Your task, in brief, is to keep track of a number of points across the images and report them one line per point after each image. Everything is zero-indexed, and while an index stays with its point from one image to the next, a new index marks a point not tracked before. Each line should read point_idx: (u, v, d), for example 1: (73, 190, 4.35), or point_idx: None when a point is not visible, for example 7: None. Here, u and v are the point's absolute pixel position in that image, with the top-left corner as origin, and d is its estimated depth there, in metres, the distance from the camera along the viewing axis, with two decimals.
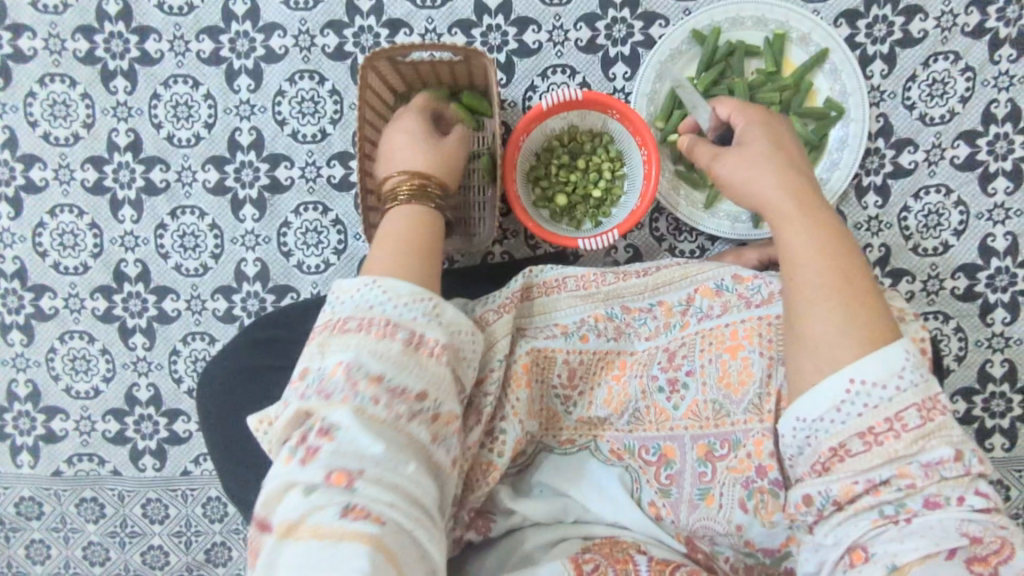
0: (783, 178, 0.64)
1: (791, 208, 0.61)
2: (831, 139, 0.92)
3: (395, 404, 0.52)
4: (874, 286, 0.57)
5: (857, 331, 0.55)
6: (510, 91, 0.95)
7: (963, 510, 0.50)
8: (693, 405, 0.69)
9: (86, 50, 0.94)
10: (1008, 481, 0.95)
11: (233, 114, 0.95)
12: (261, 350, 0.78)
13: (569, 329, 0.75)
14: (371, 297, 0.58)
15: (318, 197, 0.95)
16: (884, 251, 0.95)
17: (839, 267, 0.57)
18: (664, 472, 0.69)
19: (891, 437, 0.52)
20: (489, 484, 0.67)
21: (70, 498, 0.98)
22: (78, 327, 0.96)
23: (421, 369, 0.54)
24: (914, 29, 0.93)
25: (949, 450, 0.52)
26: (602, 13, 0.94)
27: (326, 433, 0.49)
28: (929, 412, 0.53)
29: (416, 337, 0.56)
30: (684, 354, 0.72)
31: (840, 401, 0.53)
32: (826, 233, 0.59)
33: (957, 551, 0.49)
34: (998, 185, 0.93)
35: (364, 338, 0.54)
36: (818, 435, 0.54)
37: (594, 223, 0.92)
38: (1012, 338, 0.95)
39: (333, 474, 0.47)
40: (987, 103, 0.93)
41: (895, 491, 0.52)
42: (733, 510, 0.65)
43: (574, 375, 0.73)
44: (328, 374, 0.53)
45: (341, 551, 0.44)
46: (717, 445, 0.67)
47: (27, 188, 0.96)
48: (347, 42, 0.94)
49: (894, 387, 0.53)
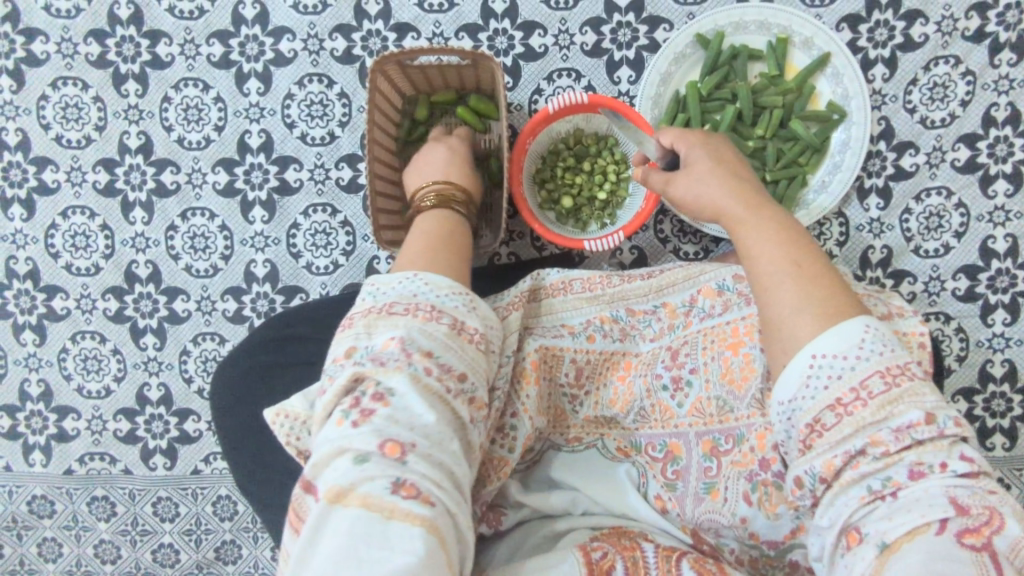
0: (727, 185, 0.68)
1: (739, 211, 0.66)
2: (833, 142, 0.93)
3: (445, 378, 0.53)
4: (828, 266, 0.61)
5: (813, 309, 0.58)
6: (516, 94, 0.97)
7: (947, 476, 0.52)
8: (697, 402, 0.71)
9: (98, 53, 0.96)
10: (1009, 480, 0.96)
11: (243, 117, 0.96)
12: (282, 347, 0.79)
13: (576, 329, 0.77)
14: (413, 288, 0.59)
15: (327, 199, 0.96)
16: (886, 253, 0.96)
17: (790, 254, 0.61)
18: (670, 468, 0.71)
19: (860, 407, 0.54)
20: (500, 479, 0.68)
21: (82, 497, 0.99)
22: (90, 328, 0.98)
23: (462, 351, 0.56)
24: (915, 34, 0.94)
25: (919, 413, 0.54)
26: (607, 17, 0.95)
27: (380, 398, 0.50)
28: (894, 377, 0.55)
29: (458, 324, 0.58)
30: (687, 352, 0.73)
31: (807, 376, 0.56)
32: (773, 226, 0.63)
33: (948, 523, 0.50)
34: (999, 188, 0.94)
35: (412, 319, 0.56)
36: (795, 413, 0.57)
37: (600, 225, 0.94)
38: (1013, 339, 0.96)
39: (387, 443, 0.48)
40: (988, 107, 0.94)
41: (873, 461, 0.54)
42: (737, 503, 0.66)
43: (581, 374, 0.75)
44: (380, 347, 0.54)
45: (393, 527, 0.45)
46: (721, 441, 0.69)
47: (40, 190, 0.97)
48: (355, 46, 0.95)
49: (855, 356, 0.55)
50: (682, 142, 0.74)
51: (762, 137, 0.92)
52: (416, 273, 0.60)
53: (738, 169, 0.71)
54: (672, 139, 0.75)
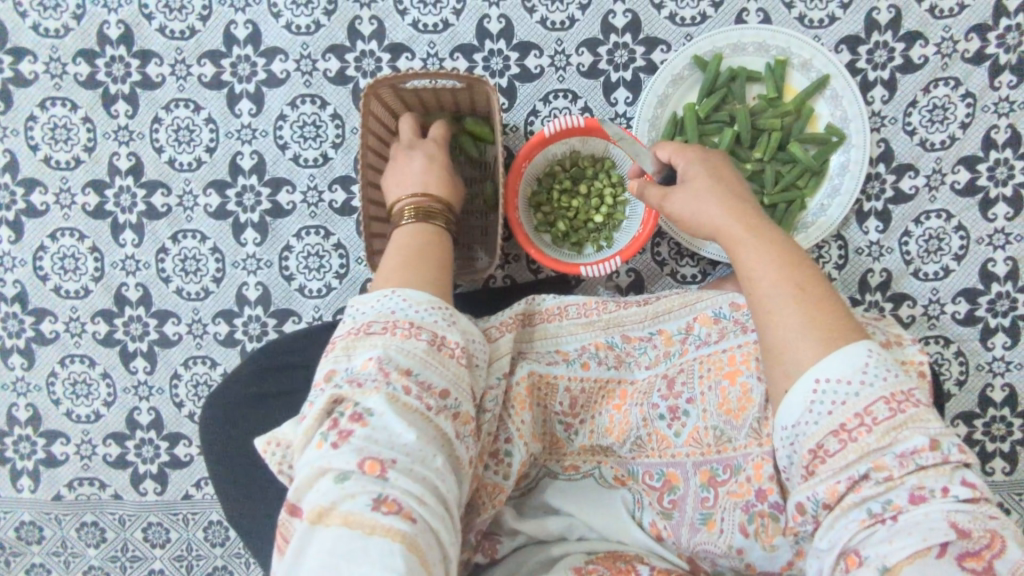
0: (727, 204, 0.67)
1: (741, 231, 0.65)
2: (832, 165, 0.92)
3: (425, 396, 0.57)
4: (830, 288, 0.60)
5: (815, 333, 0.57)
6: (512, 115, 0.95)
7: (948, 501, 0.51)
8: (694, 431, 0.70)
9: (87, 74, 0.94)
10: (1008, 505, 0.95)
11: (234, 138, 0.95)
12: (268, 376, 0.78)
13: (570, 356, 0.77)
14: (392, 305, 0.62)
15: (320, 221, 0.95)
16: (885, 276, 0.95)
17: (791, 275, 0.60)
18: (667, 497, 0.70)
19: (864, 432, 0.54)
20: (495, 506, 0.68)
21: (70, 523, 0.97)
22: (79, 351, 0.96)
23: (442, 367, 0.59)
24: (915, 55, 0.93)
25: (924, 439, 0.53)
26: (604, 38, 0.94)
27: (359, 418, 0.54)
28: (899, 404, 0.54)
29: (438, 338, 0.61)
30: (683, 382, 0.73)
31: (810, 402, 0.56)
32: (774, 247, 0.62)
33: (949, 547, 0.49)
34: (999, 211, 0.94)
35: (390, 338, 0.59)
36: (798, 439, 0.57)
37: (597, 248, 0.93)
38: (1013, 362, 0.94)
39: (367, 462, 0.51)
40: (988, 129, 0.93)
41: (875, 485, 0.53)
42: (733, 535, 0.66)
43: (575, 403, 0.75)
44: (359, 368, 0.57)
45: (373, 542, 0.48)
46: (719, 471, 0.69)
47: (27, 212, 0.96)
48: (349, 66, 0.94)
49: (859, 381, 0.55)
50: (680, 157, 0.73)
51: (760, 159, 0.91)
52: (393, 290, 0.64)
53: (738, 188, 0.70)
54: (672, 153, 0.74)
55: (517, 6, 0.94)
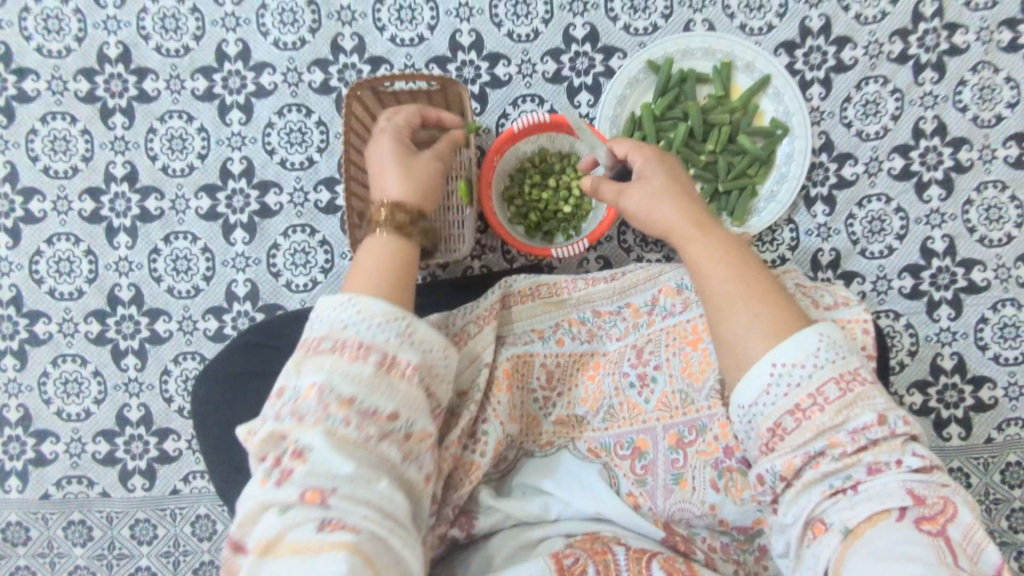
0: (680, 206, 0.72)
1: (692, 229, 0.70)
2: (779, 155, 1.00)
3: (366, 424, 0.56)
4: (772, 282, 0.66)
5: (765, 323, 0.62)
6: (484, 118, 1.04)
7: (902, 472, 0.57)
8: (662, 396, 0.75)
9: (87, 90, 1.01)
10: (967, 469, 1.00)
11: (225, 145, 1.01)
12: (255, 354, 0.82)
13: (546, 334, 0.81)
14: (345, 319, 0.60)
15: (306, 220, 1.01)
16: (835, 255, 1.02)
17: (738, 273, 0.66)
18: (638, 464, 0.73)
19: (818, 411, 0.58)
20: (472, 483, 0.70)
21: (58, 522, 0.98)
22: (71, 351, 1.00)
23: (393, 389, 0.58)
24: (845, 57, 1.03)
25: (873, 415, 0.58)
26: (566, 48, 1.03)
27: (300, 454, 0.53)
28: (848, 383, 0.59)
29: (388, 360, 0.59)
30: (651, 350, 0.79)
31: (767, 384, 0.60)
32: (722, 247, 0.68)
33: (907, 512, 0.55)
34: (933, 193, 1.02)
35: (337, 361, 0.57)
36: (756, 417, 0.60)
37: (566, 236, 1.00)
38: (958, 332, 1.01)
39: (308, 492, 0.51)
40: (916, 120, 1.03)
41: (833, 462, 0.58)
42: (705, 490, 0.71)
43: (552, 377, 0.80)
44: (302, 395, 0.56)
45: (320, 563, 0.48)
46: (686, 432, 0.73)
47: (26, 219, 1.01)
48: (332, 78, 1.02)
49: (812, 364, 0.59)
50: (637, 156, 0.78)
51: (713, 151, 0.99)
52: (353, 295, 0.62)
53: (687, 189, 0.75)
54: (629, 152, 0.78)
55: (486, 21, 1.03)
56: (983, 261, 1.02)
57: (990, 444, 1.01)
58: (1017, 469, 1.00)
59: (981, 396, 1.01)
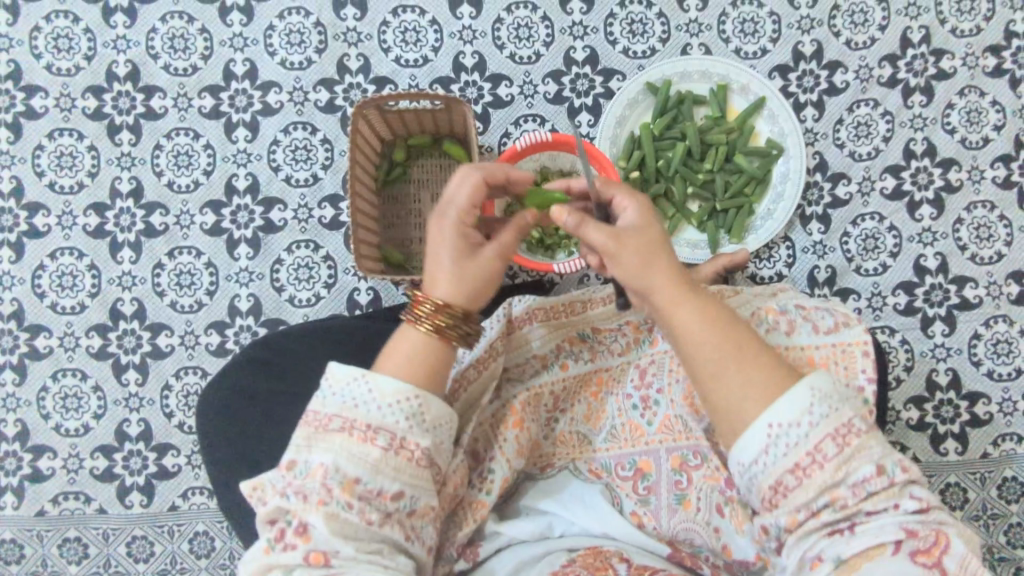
0: (670, 273, 0.65)
1: (679, 299, 0.64)
2: (774, 174, 1.03)
3: (368, 509, 0.59)
4: (761, 344, 0.64)
5: (756, 394, 0.62)
6: (487, 138, 1.06)
7: (900, 513, 0.59)
8: (665, 419, 0.76)
9: (94, 107, 1.03)
10: (965, 485, 1.01)
11: (231, 162, 1.03)
12: (259, 371, 0.81)
13: (548, 359, 0.80)
14: (359, 396, 0.62)
15: (310, 235, 1.02)
16: (830, 272, 1.04)
17: (730, 343, 0.63)
18: (641, 484, 0.74)
19: (817, 469, 0.60)
20: (477, 520, 0.71)
21: (53, 539, 0.97)
22: (72, 365, 0.99)
23: (398, 472, 0.60)
24: (837, 81, 1.06)
25: (871, 467, 0.60)
26: (567, 70, 1.06)
27: (303, 532, 0.58)
28: (844, 438, 0.60)
29: (397, 442, 0.61)
30: (654, 372, 0.79)
31: (766, 445, 0.61)
32: (712, 315, 0.64)
33: (902, 546, 0.58)
34: (924, 212, 1.05)
35: (346, 440, 0.60)
36: (757, 475, 0.61)
37: (568, 252, 1.01)
38: (953, 348, 1.03)
39: (312, 555, 0.57)
40: (906, 142, 1.06)
41: (834, 512, 0.60)
42: (710, 513, 0.72)
43: (557, 399, 0.80)
44: (310, 471, 0.59)
45: None
46: (690, 457, 0.74)
47: (30, 234, 1.01)
48: (337, 96, 1.04)
49: (807, 423, 0.60)
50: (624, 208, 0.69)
51: (711, 169, 1.02)
52: (368, 373, 0.62)
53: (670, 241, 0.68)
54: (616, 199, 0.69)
55: (489, 44, 1.06)
56: (974, 278, 1.04)
57: (986, 459, 1.02)
58: (1014, 484, 1.01)
59: (976, 411, 1.02)
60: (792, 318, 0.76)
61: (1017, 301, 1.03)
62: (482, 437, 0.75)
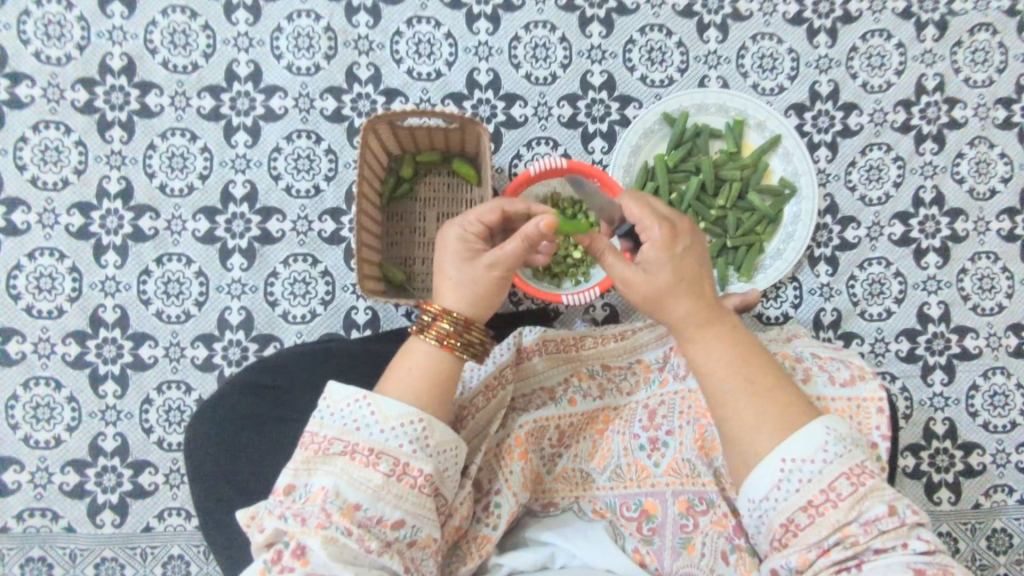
0: (688, 296, 0.65)
1: (693, 322, 0.65)
2: (785, 214, 1.01)
3: (367, 537, 0.55)
4: (776, 374, 0.63)
5: (769, 420, 0.61)
6: (498, 158, 1.03)
7: (908, 553, 0.57)
8: (672, 462, 0.73)
9: (85, 100, 0.97)
10: (956, 535, 1.01)
11: (228, 167, 0.98)
12: (255, 395, 0.77)
13: (557, 394, 0.78)
14: (361, 417, 0.59)
15: (308, 249, 0.98)
16: (836, 315, 1.04)
17: (743, 372, 0.63)
18: (645, 525, 0.71)
19: (830, 508, 0.58)
20: (482, 556, 0.68)
21: (14, 558, 0.92)
22: (45, 373, 0.94)
23: (400, 500, 0.57)
24: (852, 123, 1.06)
25: (883, 507, 0.58)
26: (583, 94, 1.04)
27: (300, 555, 0.54)
28: (859, 477, 0.59)
29: (400, 467, 0.58)
30: (664, 415, 0.77)
31: (778, 479, 0.59)
32: (727, 341, 0.64)
33: None
34: (930, 260, 1.05)
35: (347, 464, 0.57)
36: (768, 513, 0.59)
37: (575, 281, 0.98)
38: (950, 398, 1.03)
39: None
40: (916, 189, 1.06)
41: (844, 549, 0.57)
42: (715, 560, 0.68)
43: (563, 435, 0.76)
44: (310, 495, 0.56)
45: None
46: (697, 501, 0.71)
47: (6, 231, 0.95)
48: (345, 106, 1.00)
49: (821, 459, 0.59)
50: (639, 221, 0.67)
51: (723, 206, 1.00)
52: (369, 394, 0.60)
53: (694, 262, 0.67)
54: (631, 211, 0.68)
55: (505, 62, 1.03)
56: (975, 329, 1.04)
57: (978, 510, 1.02)
58: (1003, 536, 1.02)
59: (971, 461, 1.03)
60: (807, 366, 0.75)
61: (1014, 354, 1.04)
62: (486, 468, 0.73)
